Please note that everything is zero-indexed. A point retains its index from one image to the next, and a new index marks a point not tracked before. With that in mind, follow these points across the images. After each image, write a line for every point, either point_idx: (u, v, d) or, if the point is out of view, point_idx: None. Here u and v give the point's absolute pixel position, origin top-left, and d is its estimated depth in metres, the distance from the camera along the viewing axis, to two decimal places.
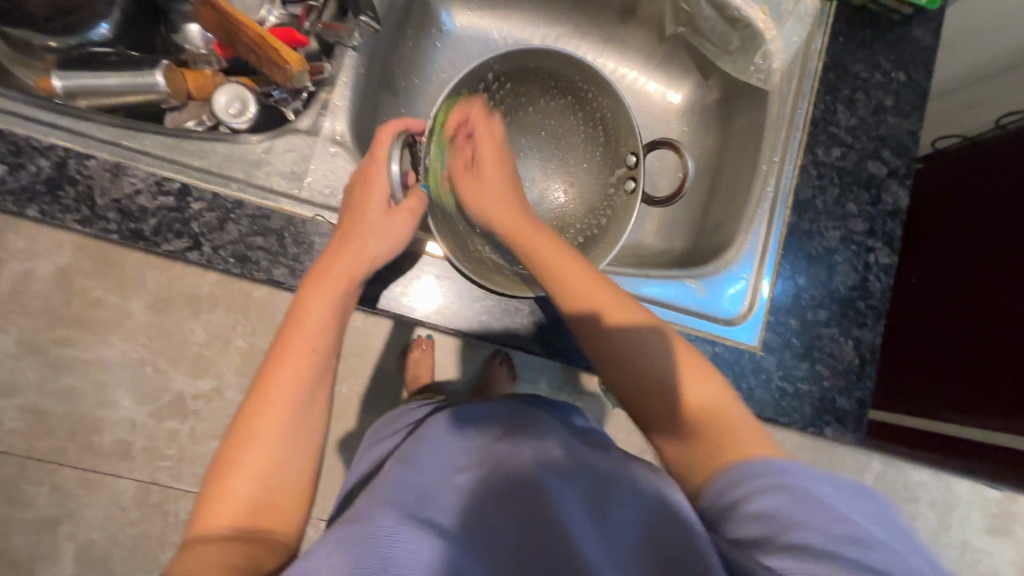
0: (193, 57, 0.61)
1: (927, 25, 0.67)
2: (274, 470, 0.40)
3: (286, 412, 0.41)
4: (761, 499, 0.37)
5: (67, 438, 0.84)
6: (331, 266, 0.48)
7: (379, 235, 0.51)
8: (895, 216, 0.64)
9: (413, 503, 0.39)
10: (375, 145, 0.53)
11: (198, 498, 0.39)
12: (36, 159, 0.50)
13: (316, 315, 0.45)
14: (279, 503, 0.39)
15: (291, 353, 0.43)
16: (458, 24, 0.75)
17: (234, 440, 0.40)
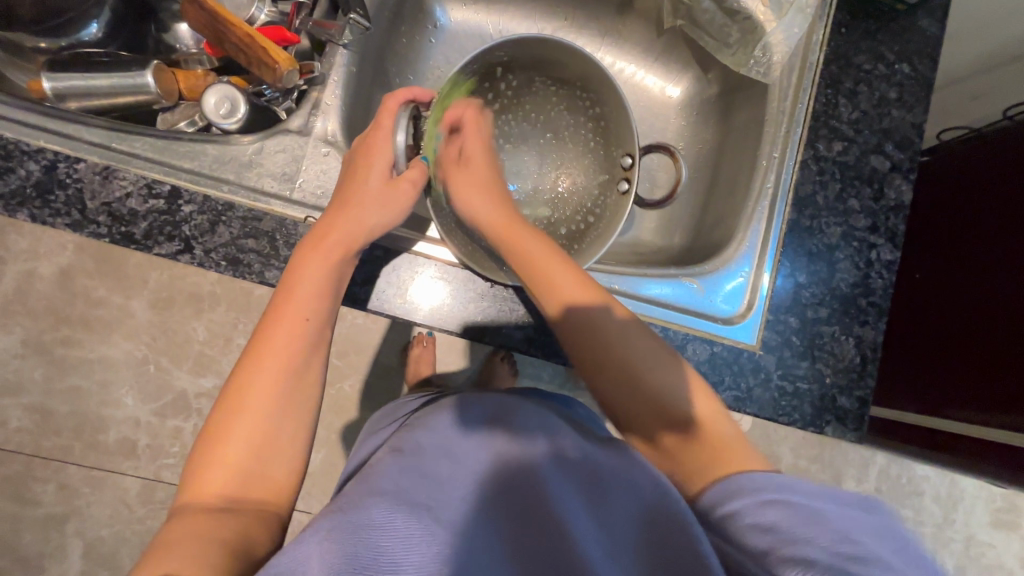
0: (184, 57, 0.61)
1: (933, 15, 0.66)
2: (266, 441, 0.39)
3: (276, 381, 0.41)
4: (763, 510, 0.34)
5: (73, 436, 0.84)
6: (326, 236, 0.47)
7: (373, 205, 0.50)
8: (898, 211, 0.63)
9: (409, 491, 0.38)
10: (381, 112, 0.53)
11: (188, 463, 0.39)
12: (26, 163, 0.50)
13: (308, 285, 0.45)
14: (270, 480, 0.39)
15: (281, 323, 0.42)
16: (453, 20, 0.74)
17: (224, 407, 0.40)
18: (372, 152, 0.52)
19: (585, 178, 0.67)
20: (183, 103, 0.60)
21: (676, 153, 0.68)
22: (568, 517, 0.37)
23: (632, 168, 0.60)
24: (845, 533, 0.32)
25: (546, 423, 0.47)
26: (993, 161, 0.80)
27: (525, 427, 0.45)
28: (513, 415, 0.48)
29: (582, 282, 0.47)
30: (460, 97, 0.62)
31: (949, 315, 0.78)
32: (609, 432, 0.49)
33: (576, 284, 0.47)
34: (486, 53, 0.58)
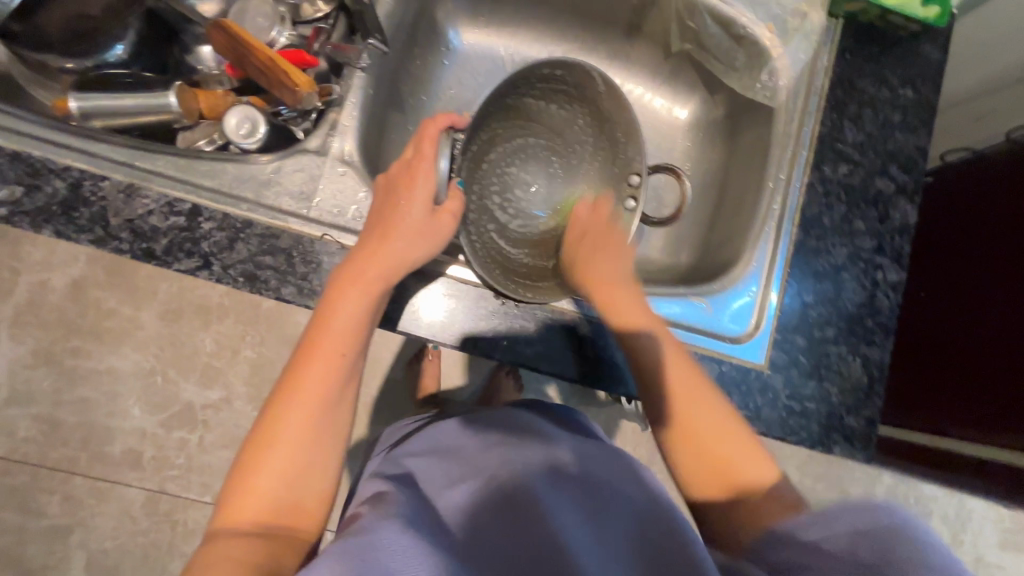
0: (205, 77, 0.62)
1: (935, 41, 0.67)
2: (298, 471, 0.40)
3: (309, 418, 0.41)
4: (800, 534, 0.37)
5: (80, 447, 0.85)
6: (366, 266, 0.48)
7: (413, 238, 0.50)
8: (903, 233, 0.64)
9: (418, 516, 0.39)
10: (421, 141, 0.53)
11: (221, 494, 0.40)
12: (52, 180, 0.52)
13: (347, 315, 0.45)
14: (302, 504, 0.40)
15: (317, 359, 0.43)
16: (465, 42, 0.75)
17: (261, 437, 0.41)
18: (414, 183, 0.52)
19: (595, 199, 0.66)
20: (203, 122, 0.61)
21: (680, 173, 0.60)
22: (579, 535, 0.38)
23: (639, 185, 0.59)
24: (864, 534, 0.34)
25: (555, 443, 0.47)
26: (1001, 182, 0.80)
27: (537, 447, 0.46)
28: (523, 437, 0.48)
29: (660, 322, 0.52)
30: (493, 112, 0.63)
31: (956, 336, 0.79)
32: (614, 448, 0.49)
33: (637, 308, 0.52)
34: (523, 72, 0.60)
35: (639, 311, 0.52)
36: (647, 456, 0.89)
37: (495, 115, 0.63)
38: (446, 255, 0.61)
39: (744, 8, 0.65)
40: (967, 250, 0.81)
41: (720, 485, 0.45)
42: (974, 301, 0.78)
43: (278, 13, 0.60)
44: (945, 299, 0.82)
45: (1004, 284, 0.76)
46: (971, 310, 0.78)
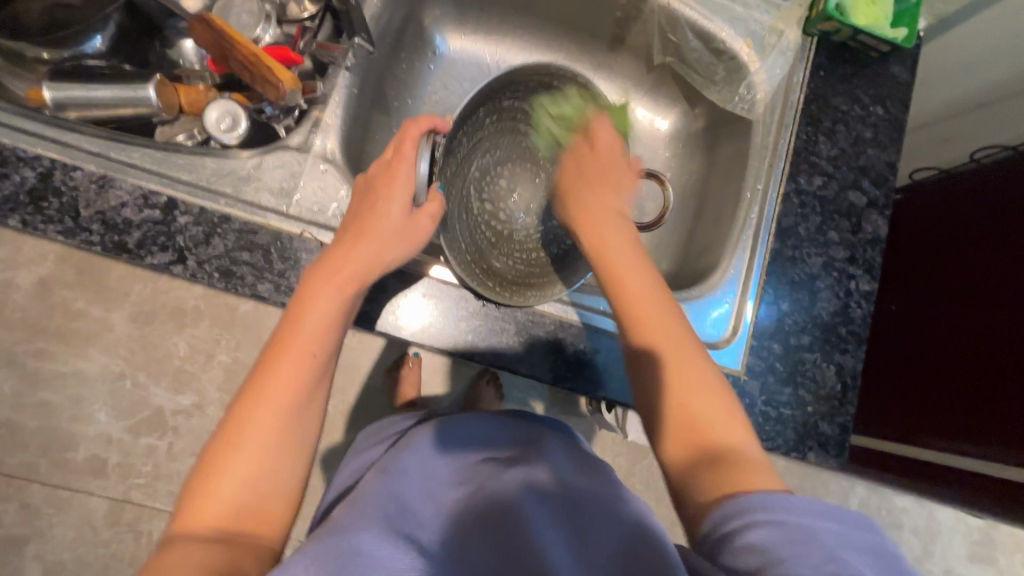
0: (187, 72, 0.62)
1: (904, 62, 0.70)
2: (261, 473, 0.39)
3: (273, 418, 0.40)
4: (755, 531, 0.34)
5: (39, 453, 0.81)
6: (342, 264, 0.47)
7: (387, 241, 0.50)
8: (875, 244, 0.66)
9: (395, 515, 0.39)
10: (401, 139, 0.53)
11: (182, 494, 0.39)
12: (22, 170, 0.50)
13: (317, 317, 0.44)
14: (266, 508, 0.39)
15: (286, 359, 0.42)
16: (452, 48, 0.76)
17: (225, 439, 0.40)
18: (392, 185, 0.52)
19: None
20: (182, 117, 0.60)
21: (664, 180, 0.61)
22: (544, 542, 0.37)
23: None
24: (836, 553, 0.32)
25: (531, 451, 0.47)
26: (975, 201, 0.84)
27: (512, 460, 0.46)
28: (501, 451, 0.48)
29: (660, 308, 0.47)
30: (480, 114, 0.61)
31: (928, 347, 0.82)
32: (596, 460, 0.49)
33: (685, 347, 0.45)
34: (515, 73, 0.58)
35: (647, 286, 0.49)
36: (627, 467, 0.89)
37: (482, 115, 0.62)
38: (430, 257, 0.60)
39: (723, 24, 0.68)
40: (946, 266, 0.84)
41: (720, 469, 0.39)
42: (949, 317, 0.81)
43: (262, 10, 0.59)
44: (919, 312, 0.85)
45: (978, 298, 0.78)
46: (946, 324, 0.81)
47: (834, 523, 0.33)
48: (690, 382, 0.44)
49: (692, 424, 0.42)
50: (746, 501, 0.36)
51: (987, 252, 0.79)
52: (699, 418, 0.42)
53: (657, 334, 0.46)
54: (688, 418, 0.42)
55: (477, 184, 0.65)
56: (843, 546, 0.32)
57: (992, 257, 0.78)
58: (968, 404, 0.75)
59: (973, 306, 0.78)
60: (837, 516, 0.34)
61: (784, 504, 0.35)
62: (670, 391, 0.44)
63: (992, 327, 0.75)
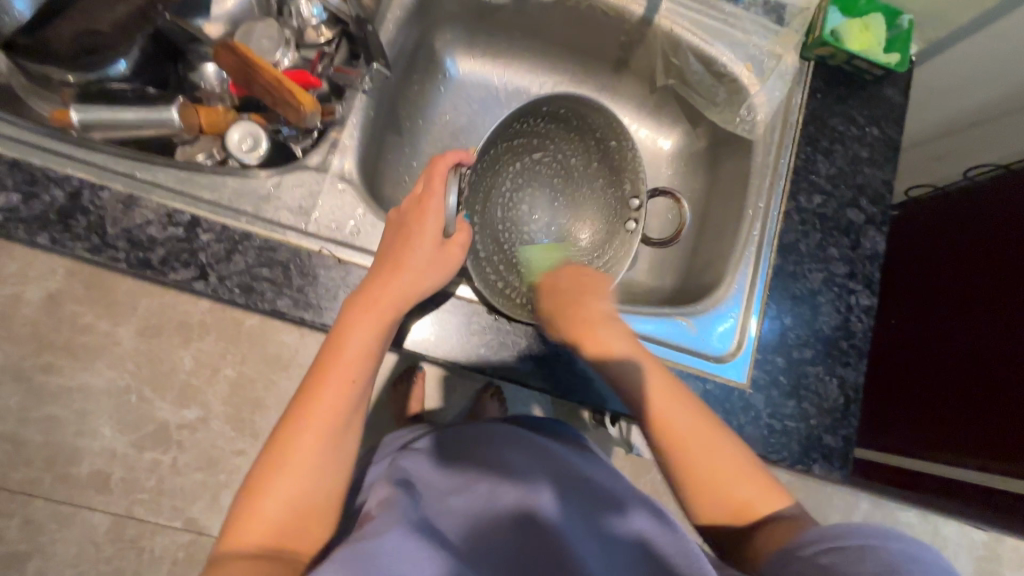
0: (207, 94, 0.64)
1: (897, 85, 0.73)
2: (301, 493, 0.41)
3: (317, 442, 0.42)
4: (823, 555, 0.37)
5: (45, 467, 0.82)
6: (378, 296, 0.49)
7: (421, 272, 0.52)
8: (874, 260, 0.68)
9: (414, 522, 0.39)
10: (432, 177, 0.55)
11: (230, 513, 0.40)
12: (51, 189, 0.52)
13: (356, 348, 0.47)
14: (306, 527, 0.40)
15: (328, 386, 0.44)
16: (461, 71, 0.78)
17: (269, 462, 0.41)
18: (423, 218, 0.54)
19: (595, 223, 0.70)
20: (202, 137, 0.62)
21: (679, 197, 0.68)
22: (579, 556, 0.38)
23: (641, 209, 0.64)
24: (897, 567, 0.33)
25: (554, 460, 0.47)
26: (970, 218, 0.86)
27: (534, 465, 0.46)
28: (520, 454, 0.48)
29: (676, 396, 0.50)
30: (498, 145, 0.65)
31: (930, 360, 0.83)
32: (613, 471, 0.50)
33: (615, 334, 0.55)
34: (538, 102, 0.62)
35: (662, 384, 0.51)
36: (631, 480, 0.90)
37: (504, 142, 0.65)
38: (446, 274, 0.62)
39: (724, 48, 0.71)
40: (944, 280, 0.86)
41: (734, 505, 0.45)
42: (948, 331, 0.83)
43: (282, 35, 0.61)
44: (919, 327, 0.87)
45: (975, 313, 0.80)
46: (947, 339, 0.82)
47: (898, 542, 0.35)
48: (705, 450, 0.47)
49: (708, 491, 0.46)
50: (821, 533, 0.39)
51: (985, 267, 0.81)
52: (716, 476, 0.46)
53: (639, 370, 0.52)
54: (708, 482, 0.46)
55: (499, 207, 0.68)
56: (912, 566, 0.33)
57: (988, 273, 0.80)
58: (972, 417, 0.76)
59: (971, 320, 0.80)
60: (900, 539, 0.36)
61: (842, 530, 0.37)
62: (695, 467, 0.47)
63: (989, 342, 0.77)
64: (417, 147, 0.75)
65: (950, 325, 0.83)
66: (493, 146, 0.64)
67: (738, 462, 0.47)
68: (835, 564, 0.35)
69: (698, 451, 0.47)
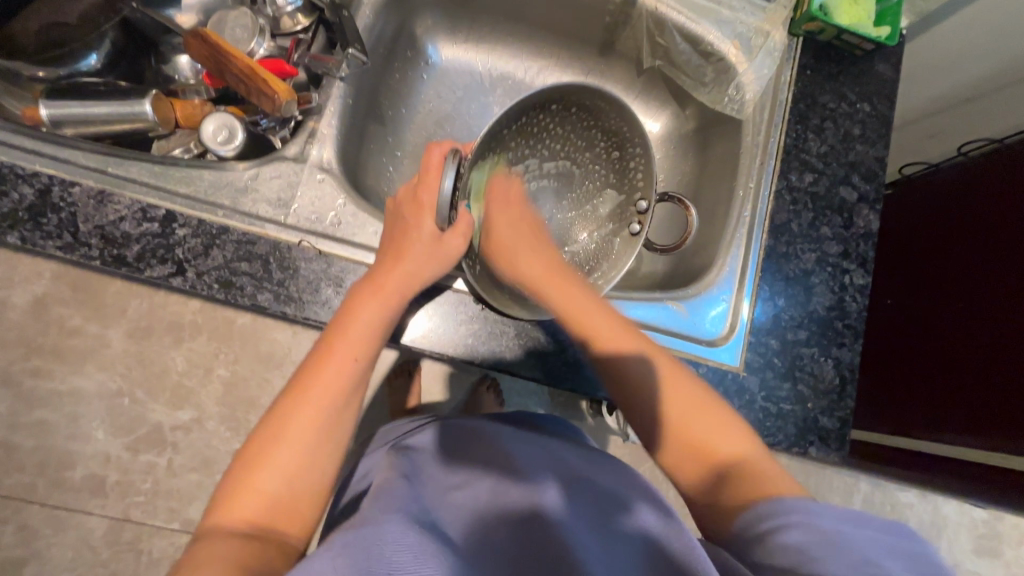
0: (182, 86, 0.62)
1: (888, 60, 0.71)
2: (300, 466, 0.41)
3: (319, 416, 0.42)
4: (790, 532, 0.36)
5: (38, 473, 0.81)
6: (382, 279, 0.49)
7: (423, 258, 0.51)
8: (868, 239, 0.67)
9: (419, 513, 0.38)
10: (427, 170, 0.54)
11: (223, 487, 0.40)
12: (20, 186, 0.50)
13: (362, 324, 0.47)
14: (296, 504, 0.40)
15: (332, 360, 0.45)
16: (444, 57, 0.77)
17: (268, 433, 0.41)
18: (422, 206, 0.53)
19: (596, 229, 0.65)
20: (179, 130, 0.61)
21: (687, 205, 0.63)
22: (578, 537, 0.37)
23: (647, 213, 0.59)
24: (874, 560, 0.33)
25: (562, 457, 0.47)
26: (973, 194, 0.84)
27: (542, 459, 0.46)
28: (528, 450, 0.48)
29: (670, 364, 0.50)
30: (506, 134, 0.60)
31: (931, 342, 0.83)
32: (622, 466, 0.47)
33: (614, 328, 0.51)
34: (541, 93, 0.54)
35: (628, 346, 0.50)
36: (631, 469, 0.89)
37: (506, 134, 0.58)
38: None
39: (710, 27, 0.69)
40: (946, 258, 0.85)
41: (698, 466, 0.44)
42: (952, 310, 0.82)
43: (257, 25, 0.60)
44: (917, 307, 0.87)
45: (980, 290, 0.78)
46: (951, 317, 0.81)
47: (874, 529, 0.35)
48: (687, 414, 0.46)
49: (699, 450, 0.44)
50: (789, 505, 0.37)
51: (982, 245, 0.80)
52: (687, 433, 0.45)
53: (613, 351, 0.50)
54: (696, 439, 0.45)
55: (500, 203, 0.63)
56: (890, 557, 0.33)
57: (985, 249, 0.80)
58: (971, 397, 0.76)
59: (974, 297, 0.79)
60: (876, 524, 0.35)
61: (819, 509, 0.36)
62: (677, 421, 0.46)
63: (990, 319, 0.76)
64: (401, 137, 0.74)
65: (953, 303, 0.82)
66: (496, 141, 0.58)
67: (728, 428, 0.45)
68: (805, 547, 0.34)
69: (681, 407, 0.46)
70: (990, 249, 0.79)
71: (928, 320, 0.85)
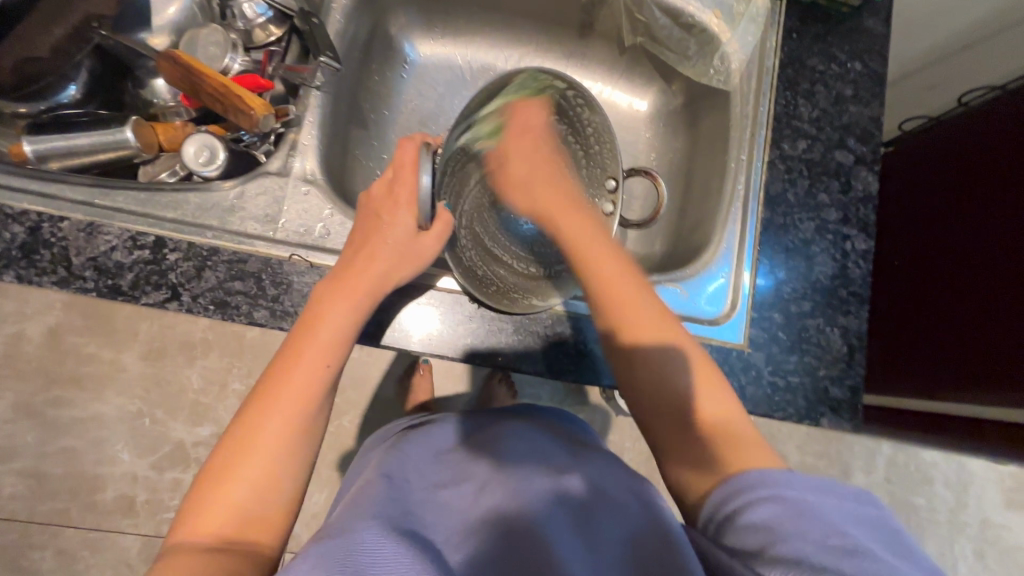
0: (162, 109, 0.63)
1: (877, 15, 0.69)
2: (268, 482, 0.41)
3: (287, 429, 0.42)
4: (758, 509, 0.37)
5: (70, 498, 0.82)
6: (349, 281, 0.49)
7: (395, 259, 0.51)
8: (867, 202, 0.65)
9: (397, 516, 0.40)
10: (399, 166, 0.54)
11: (191, 498, 0.40)
12: (11, 226, 0.51)
13: (331, 328, 0.46)
14: (267, 516, 0.40)
15: (300, 368, 0.44)
16: (422, 54, 0.76)
17: (238, 444, 0.41)
18: (398, 201, 0.53)
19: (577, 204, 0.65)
20: (163, 154, 0.61)
21: (656, 176, 0.61)
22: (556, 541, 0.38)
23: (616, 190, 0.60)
24: (842, 528, 0.35)
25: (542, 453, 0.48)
26: (985, 144, 0.81)
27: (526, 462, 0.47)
28: (504, 445, 0.50)
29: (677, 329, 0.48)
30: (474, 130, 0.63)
31: (946, 301, 0.81)
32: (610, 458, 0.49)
33: (657, 320, 0.48)
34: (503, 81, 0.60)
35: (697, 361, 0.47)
36: (647, 451, 0.88)
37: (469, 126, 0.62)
38: (438, 269, 0.61)
39: None
40: (953, 214, 0.83)
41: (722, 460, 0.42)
42: (965, 265, 0.80)
43: (229, 40, 0.60)
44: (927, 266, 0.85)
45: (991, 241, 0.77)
46: (963, 273, 0.80)
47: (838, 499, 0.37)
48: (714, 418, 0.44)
49: (686, 424, 0.45)
50: (746, 483, 0.40)
51: (988, 198, 0.78)
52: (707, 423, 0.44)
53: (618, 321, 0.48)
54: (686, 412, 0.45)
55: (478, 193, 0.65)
56: (854, 527, 0.35)
57: (993, 201, 0.78)
58: (988, 356, 0.74)
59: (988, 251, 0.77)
60: (838, 493, 0.37)
61: (784, 485, 0.38)
62: (686, 408, 0.45)
63: (1001, 270, 0.74)
64: (386, 139, 0.73)
65: (965, 257, 0.80)
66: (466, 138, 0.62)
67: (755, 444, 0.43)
68: (780, 525, 0.35)
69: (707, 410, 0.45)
70: (997, 202, 0.77)
71: (938, 276, 0.83)
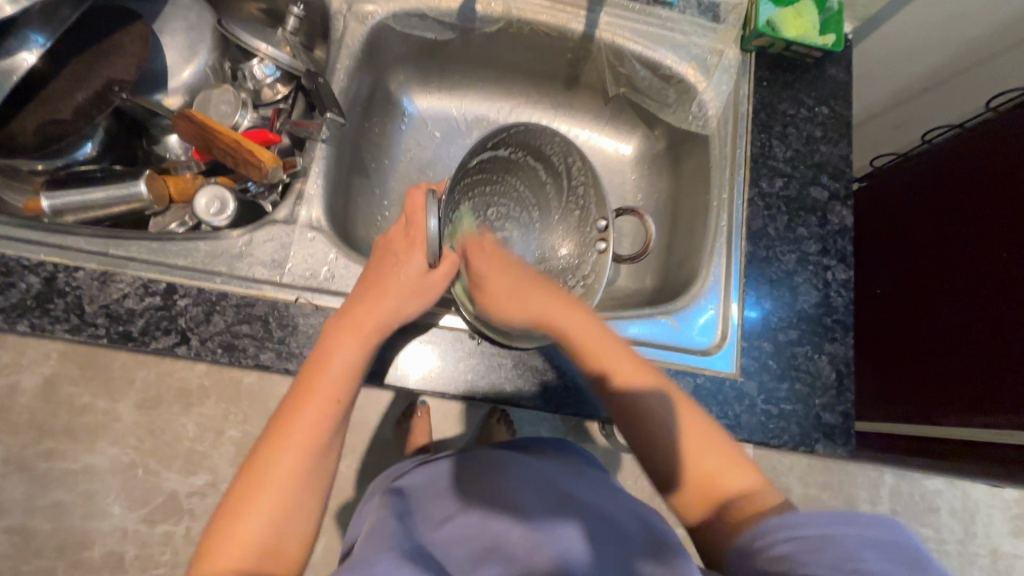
0: (174, 163, 0.66)
1: (839, 64, 0.75)
2: (283, 518, 0.42)
3: (298, 463, 0.43)
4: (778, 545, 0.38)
5: (55, 557, 0.71)
6: (358, 315, 0.51)
7: (404, 296, 0.53)
8: (844, 234, 0.69)
9: (406, 553, 0.42)
10: (414, 212, 0.56)
11: (205, 536, 0.41)
12: (27, 276, 0.53)
13: (341, 361, 0.48)
14: (283, 551, 0.41)
15: (312, 401, 0.45)
16: (421, 107, 0.80)
17: (251, 481, 0.42)
18: (413, 243, 0.55)
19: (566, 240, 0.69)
20: (173, 206, 0.64)
21: (641, 214, 0.66)
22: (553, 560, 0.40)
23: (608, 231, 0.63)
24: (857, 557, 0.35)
25: (541, 482, 0.50)
26: (953, 178, 0.86)
27: (525, 492, 0.48)
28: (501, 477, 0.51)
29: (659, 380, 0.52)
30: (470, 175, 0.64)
31: (929, 324, 0.84)
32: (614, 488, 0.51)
33: (637, 368, 0.53)
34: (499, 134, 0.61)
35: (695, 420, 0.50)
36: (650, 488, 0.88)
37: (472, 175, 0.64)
38: (442, 307, 0.63)
39: (667, 52, 0.73)
40: (926, 242, 0.88)
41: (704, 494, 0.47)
42: (944, 291, 0.83)
43: (240, 98, 0.64)
44: (910, 293, 0.88)
45: (965, 265, 0.80)
46: (941, 300, 0.83)
47: (858, 528, 0.36)
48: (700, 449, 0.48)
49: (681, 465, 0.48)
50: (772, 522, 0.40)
51: (964, 226, 0.82)
52: (703, 464, 0.47)
53: (625, 371, 0.52)
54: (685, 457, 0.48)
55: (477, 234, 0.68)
56: (878, 557, 0.35)
57: (967, 230, 0.81)
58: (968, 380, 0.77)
59: (965, 277, 0.80)
60: (861, 521, 0.37)
61: (801, 519, 0.39)
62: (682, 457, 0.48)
63: (978, 296, 0.78)
64: (386, 186, 0.77)
65: (941, 284, 0.84)
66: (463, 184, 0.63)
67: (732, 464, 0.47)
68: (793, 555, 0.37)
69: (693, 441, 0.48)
70: (972, 230, 0.81)
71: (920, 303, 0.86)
